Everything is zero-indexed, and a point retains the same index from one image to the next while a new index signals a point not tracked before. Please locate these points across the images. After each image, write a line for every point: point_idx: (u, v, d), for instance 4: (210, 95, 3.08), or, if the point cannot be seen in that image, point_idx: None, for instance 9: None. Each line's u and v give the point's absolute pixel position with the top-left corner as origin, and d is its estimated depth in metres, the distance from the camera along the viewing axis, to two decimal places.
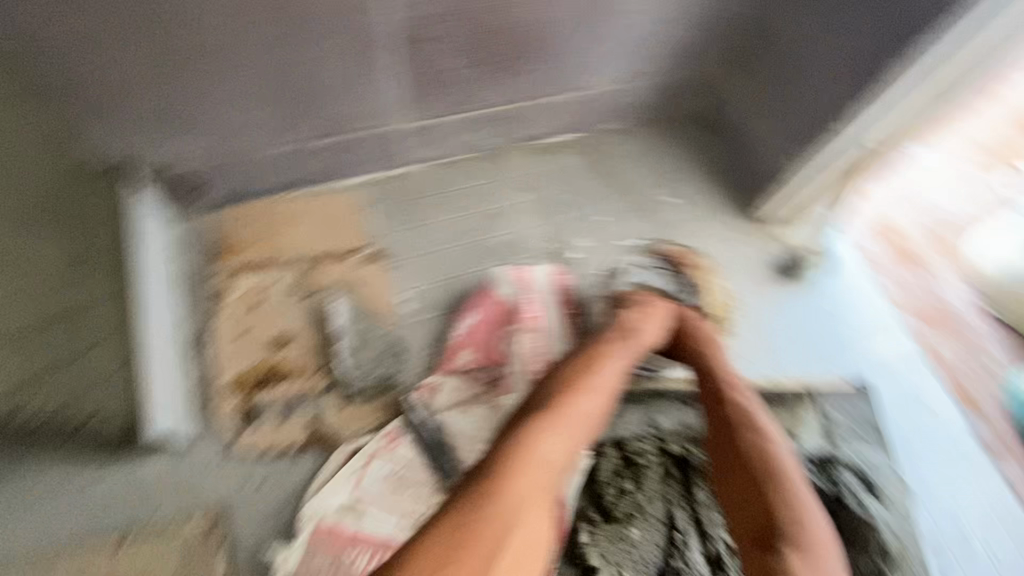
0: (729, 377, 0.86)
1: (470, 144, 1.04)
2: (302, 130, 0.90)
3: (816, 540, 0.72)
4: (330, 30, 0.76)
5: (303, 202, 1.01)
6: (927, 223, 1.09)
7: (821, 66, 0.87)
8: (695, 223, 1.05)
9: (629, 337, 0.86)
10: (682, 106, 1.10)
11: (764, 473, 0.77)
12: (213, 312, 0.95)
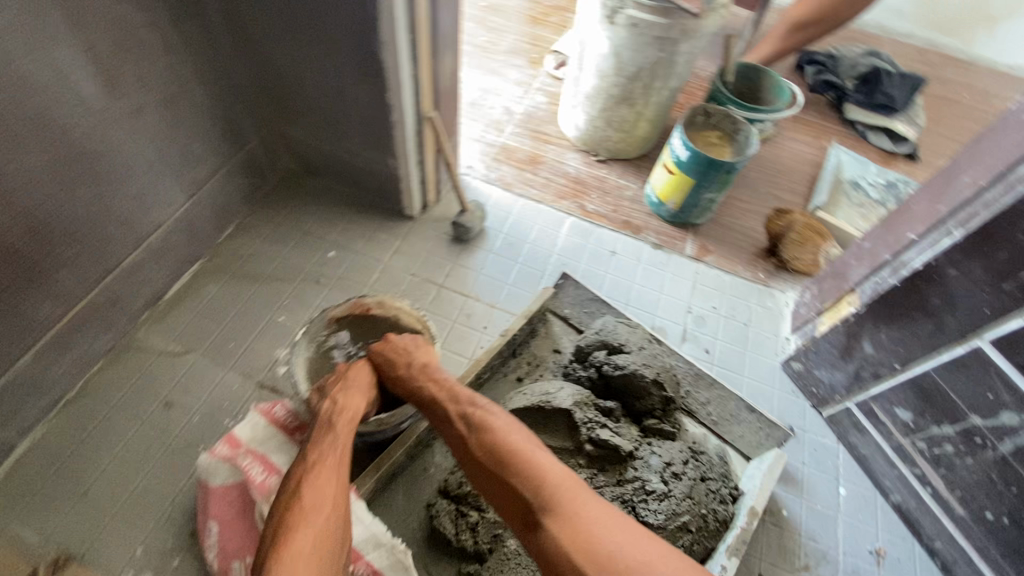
0: (444, 391, 0.86)
1: (105, 329, 1.11)
2: (39, 320, 0.97)
3: (562, 492, 0.72)
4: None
5: (79, 416, 1.06)
6: (572, 205, 1.55)
7: (337, 89, 1.17)
8: (424, 264, 1.37)
9: (354, 390, 0.85)
10: (249, 201, 1.38)
11: (502, 457, 0.76)
12: (36, 543, 0.93)
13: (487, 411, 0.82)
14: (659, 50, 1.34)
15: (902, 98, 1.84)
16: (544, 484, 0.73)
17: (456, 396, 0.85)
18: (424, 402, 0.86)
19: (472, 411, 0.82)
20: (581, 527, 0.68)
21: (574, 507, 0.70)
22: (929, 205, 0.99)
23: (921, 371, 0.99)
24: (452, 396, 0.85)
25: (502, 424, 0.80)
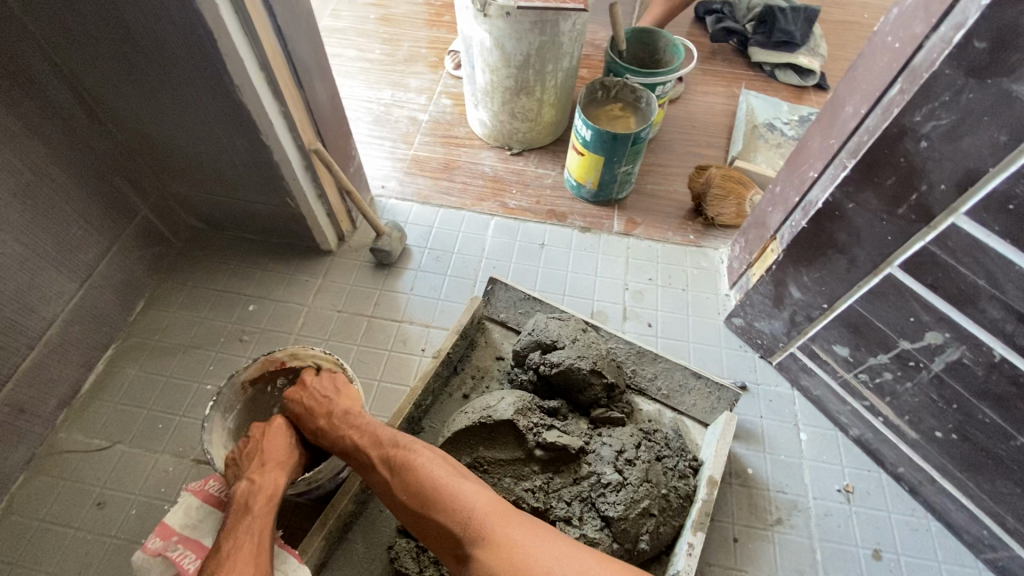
0: (367, 437, 0.84)
1: (18, 439, 1.05)
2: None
3: (490, 522, 0.72)
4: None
5: (7, 534, 1.00)
6: (494, 205, 1.52)
7: (209, 140, 1.11)
8: (345, 300, 1.32)
9: (272, 465, 0.82)
10: (153, 269, 1.31)
11: (428, 498, 0.75)
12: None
13: (412, 451, 0.81)
14: (541, 34, 1.31)
15: (801, 31, 1.81)
16: (473, 519, 0.72)
17: (379, 439, 0.82)
18: (347, 450, 0.84)
19: (396, 452, 0.80)
20: (511, 554, 0.68)
21: (504, 535, 0.70)
22: (821, 142, 0.98)
23: (847, 305, 0.99)
24: (374, 440, 0.83)
25: (427, 461, 0.79)
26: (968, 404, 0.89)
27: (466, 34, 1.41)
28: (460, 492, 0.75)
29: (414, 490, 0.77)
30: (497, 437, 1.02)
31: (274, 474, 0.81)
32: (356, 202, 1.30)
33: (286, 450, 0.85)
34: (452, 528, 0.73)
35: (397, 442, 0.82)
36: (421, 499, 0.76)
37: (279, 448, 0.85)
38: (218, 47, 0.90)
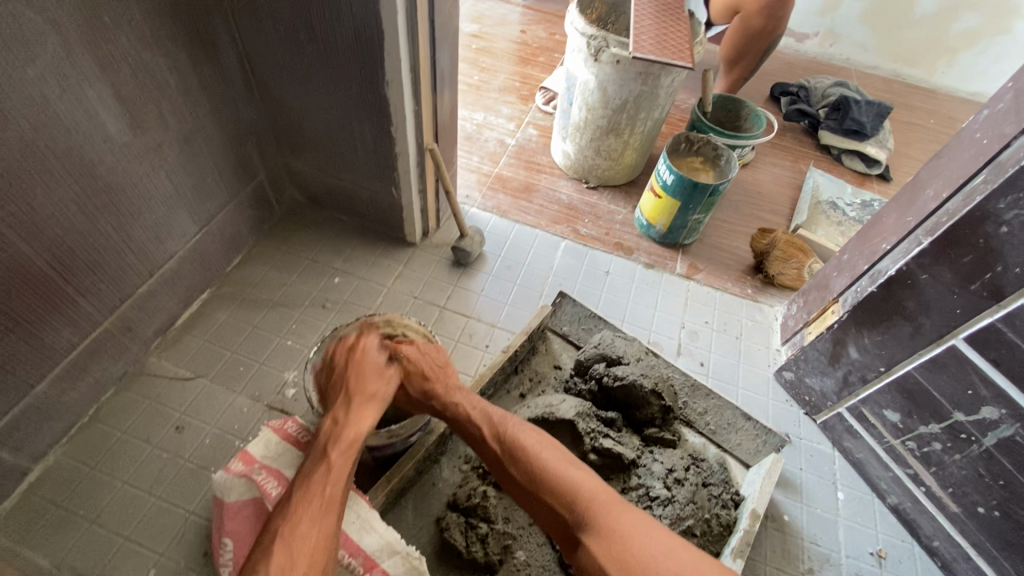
0: (478, 412, 0.93)
1: (118, 356, 1.14)
2: (57, 347, 1.00)
3: (596, 507, 0.77)
4: (21, 261, 0.88)
5: (92, 439, 1.08)
6: (566, 229, 1.62)
7: (341, 123, 1.25)
8: (422, 289, 1.41)
9: (359, 400, 0.87)
10: (255, 230, 1.43)
11: (538, 479, 0.82)
12: (49, 567, 0.94)
13: (519, 431, 0.89)
14: (642, 84, 1.44)
15: (872, 124, 1.94)
16: (581, 501, 0.78)
17: (490, 417, 0.92)
18: (461, 421, 0.93)
19: (506, 434, 0.89)
20: (615, 540, 0.72)
21: (609, 521, 0.75)
22: (898, 218, 1.07)
23: (904, 372, 1.04)
24: (484, 414, 0.93)
25: (535, 443, 0.87)
26: (1016, 482, 0.92)
27: (571, 73, 1.55)
28: (569, 476, 0.81)
29: (524, 471, 0.84)
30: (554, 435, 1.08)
31: (360, 406, 0.85)
32: (450, 202, 1.41)
33: (380, 375, 0.91)
34: (562, 510, 0.79)
35: (504, 425, 0.90)
36: (533, 480, 0.83)
37: (369, 373, 0.90)
38: (383, 45, 1.03)
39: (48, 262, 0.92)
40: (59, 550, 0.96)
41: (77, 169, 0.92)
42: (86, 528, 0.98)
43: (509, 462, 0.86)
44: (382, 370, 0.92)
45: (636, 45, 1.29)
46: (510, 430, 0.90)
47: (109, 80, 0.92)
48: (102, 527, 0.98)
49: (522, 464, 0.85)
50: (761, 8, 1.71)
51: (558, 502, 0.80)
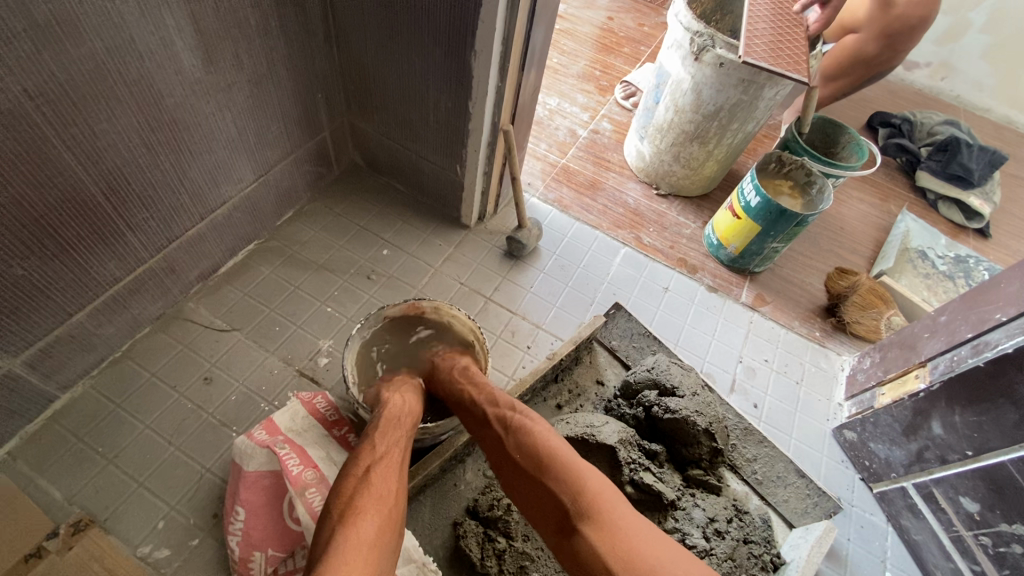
0: (481, 393, 0.87)
1: (158, 297, 1.11)
2: (101, 279, 0.97)
3: (602, 504, 0.72)
4: (75, 185, 0.84)
5: (122, 374, 1.05)
6: (628, 235, 1.52)
7: (417, 88, 1.17)
8: (467, 276, 1.34)
9: (411, 391, 0.89)
10: (309, 186, 1.37)
11: (543, 461, 0.76)
12: (62, 500, 0.92)
13: (524, 410, 0.83)
14: (742, 93, 1.31)
15: (980, 172, 1.76)
16: (587, 496, 0.72)
17: (492, 397, 0.86)
18: (459, 398, 0.88)
19: (509, 411, 0.83)
20: (621, 544, 0.68)
21: (619, 523, 0.70)
22: (1021, 287, 0.94)
23: (997, 462, 0.92)
24: (486, 392, 0.87)
25: (541, 427, 0.81)
26: None
27: (664, 68, 1.44)
28: (579, 470, 0.75)
29: (528, 451, 0.78)
30: (590, 458, 1.00)
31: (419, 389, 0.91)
32: (514, 188, 1.32)
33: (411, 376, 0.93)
34: (562, 499, 0.73)
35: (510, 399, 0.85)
36: (536, 463, 0.76)
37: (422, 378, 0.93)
38: (477, 10, 0.95)
39: (101, 190, 0.88)
40: (74, 486, 0.93)
41: (140, 98, 0.86)
42: (103, 467, 0.96)
43: (507, 436, 0.80)
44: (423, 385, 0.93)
45: (747, 49, 1.18)
46: (514, 409, 0.83)
47: (189, 8, 0.86)
48: (119, 470, 0.96)
49: (525, 444, 0.78)
50: (883, 35, 1.49)
51: (566, 487, 0.73)
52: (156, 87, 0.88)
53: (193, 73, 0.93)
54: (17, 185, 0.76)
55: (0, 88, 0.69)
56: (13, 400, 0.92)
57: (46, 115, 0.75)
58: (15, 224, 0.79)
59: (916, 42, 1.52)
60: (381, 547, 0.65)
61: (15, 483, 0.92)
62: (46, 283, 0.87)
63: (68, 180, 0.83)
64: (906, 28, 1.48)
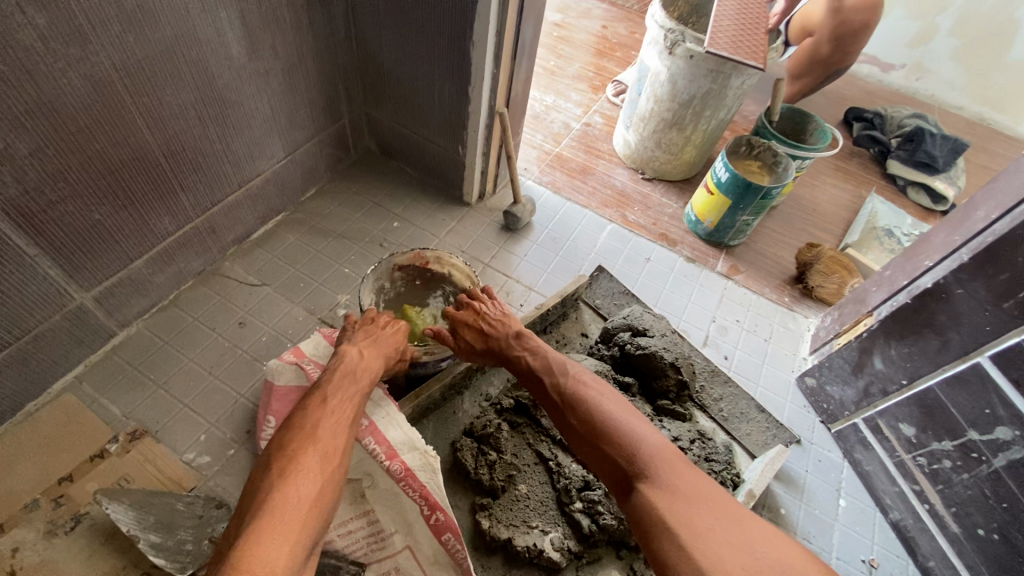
0: (543, 364, 0.97)
1: (200, 254, 1.29)
2: (157, 232, 1.15)
3: (658, 466, 0.76)
4: (143, 147, 1.03)
5: (169, 317, 1.23)
6: (615, 213, 1.68)
7: (425, 78, 1.36)
8: (468, 245, 1.50)
9: (373, 352, 0.90)
10: (329, 167, 1.56)
11: (598, 430, 0.84)
12: (120, 415, 1.08)
13: (581, 383, 0.92)
14: (712, 82, 1.48)
15: (945, 159, 1.90)
16: (640, 455, 0.78)
17: (551, 368, 0.95)
18: (523, 369, 0.98)
19: (569, 383, 0.92)
20: (675, 498, 0.70)
21: (672, 479, 0.73)
22: (946, 236, 1.08)
23: (926, 387, 1.06)
24: (547, 367, 0.96)
25: (597, 398, 0.89)
26: (1019, 505, 0.94)
27: (645, 64, 1.61)
28: (630, 434, 0.81)
29: (584, 421, 0.86)
30: None
31: (383, 348, 0.92)
32: (509, 167, 1.49)
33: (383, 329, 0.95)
34: (619, 461, 0.79)
35: (572, 373, 0.94)
36: (595, 432, 0.84)
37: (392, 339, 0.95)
38: (474, 7, 1.14)
39: (160, 154, 1.07)
40: (130, 404, 1.10)
41: (195, 77, 1.05)
42: (154, 389, 1.12)
43: (568, 408, 0.89)
44: (389, 344, 0.94)
45: (711, 40, 1.35)
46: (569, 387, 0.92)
47: (238, 5, 1.06)
48: (168, 392, 1.12)
49: (583, 417, 0.86)
50: (834, 36, 1.65)
51: (623, 449, 0.79)
52: (209, 69, 1.07)
53: (238, 60, 1.12)
54: (100, 143, 0.95)
55: (96, 62, 0.88)
56: (83, 331, 1.10)
57: (127, 86, 0.94)
58: (93, 176, 0.97)
59: (864, 42, 1.67)
60: (320, 504, 0.64)
61: (81, 400, 1.09)
62: (113, 230, 1.05)
63: (136, 142, 1.01)
64: (852, 29, 1.63)
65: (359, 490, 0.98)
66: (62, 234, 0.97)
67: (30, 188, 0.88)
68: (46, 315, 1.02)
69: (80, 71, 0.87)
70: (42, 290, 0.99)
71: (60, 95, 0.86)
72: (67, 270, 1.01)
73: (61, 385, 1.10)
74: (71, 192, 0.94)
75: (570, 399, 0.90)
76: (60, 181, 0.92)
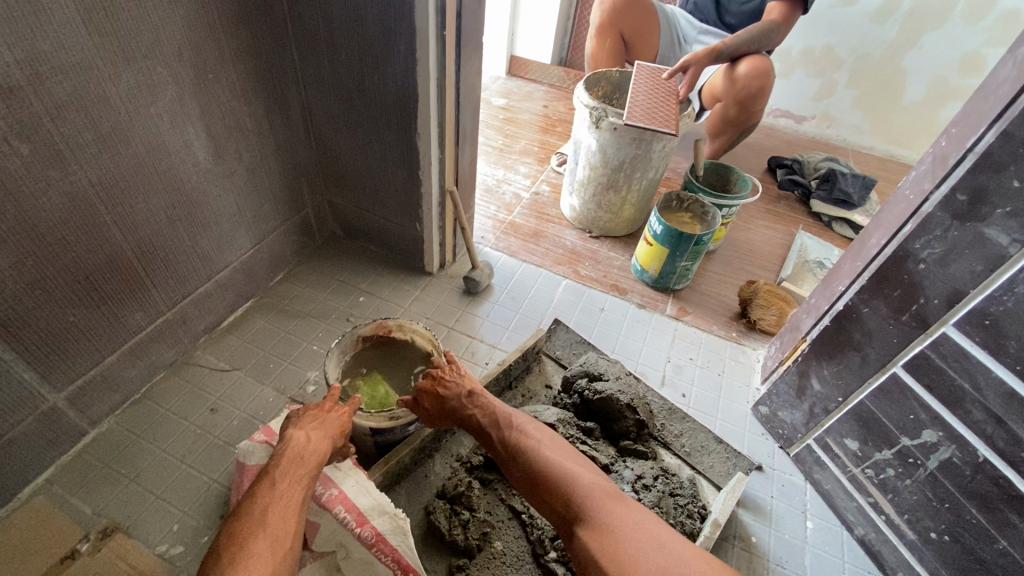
0: (490, 419, 1.03)
1: (172, 346, 1.34)
2: (129, 328, 1.21)
3: (591, 505, 0.82)
4: (116, 251, 1.11)
5: (140, 410, 1.26)
6: (568, 270, 1.80)
7: (378, 166, 1.50)
8: (432, 312, 1.59)
9: (321, 432, 0.91)
10: (296, 252, 1.66)
11: (540, 478, 0.89)
12: (90, 514, 1.08)
13: (523, 434, 0.98)
14: (636, 148, 1.66)
15: (858, 195, 2.11)
16: (577, 498, 0.83)
17: (497, 421, 1.02)
18: (472, 425, 1.04)
19: (513, 435, 0.99)
20: (607, 534, 0.76)
21: (603, 516, 0.79)
22: (851, 263, 1.18)
23: (859, 400, 1.15)
24: (496, 421, 1.03)
25: (538, 445, 0.95)
26: (959, 504, 0.99)
27: (578, 137, 1.80)
28: (568, 479, 0.87)
29: (527, 472, 0.92)
30: None
31: (333, 430, 0.94)
32: (464, 238, 1.62)
33: (334, 412, 0.97)
34: (559, 506, 0.85)
35: (517, 427, 1.00)
36: (538, 480, 0.90)
37: (341, 422, 0.97)
38: (416, 104, 1.29)
39: (132, 257, 1.15)
40: (100, 502, 1.10)
41: (164, 185, 1.16)
42: (125, 483, 1.13)
43: (513, 461, 0.95)
44: (338, 426, 0.96)
45: (629, 114, 1.54)
46: (513, 441, 0.98)
47: (204, 119, 1.19)
48: (140, 485, 1.13)
49: (527, 468, 0.92)
50: (737, 100, 1.90)
51: (562, 493, 0.85)
52: (178, 176, 1.18)
53: (205, 166, 1.24)
54: (76, 253, 1.03)
55: (75, 180, 0.98)
56: (55, 431, 1.12)
57: (102, 198, 1.04)
58: (66, 284, 1.03)
59: (764, 102, 1.91)
60: None
61: (50, 501, 1.09)
62: (85, 331, 1.11)
63: (109, 248, 1.09)
64: (751, 93, 1.88)
65: (333, 564, 0.98)
66: (35, 337, 1.01)
67: (8, 297, 0.95)
68: (19, 417, 1.05)
69: (59, 189, 0.96)
70: (16, 391, 1.02)
71: (40, 212, 0.95)
72: (41, 371, 1.05)
73: (29, 490, 1.10)
74: (46, 298, 1.01)
75: (514, 449, 0.96)
76: (34, 289, 0.98)
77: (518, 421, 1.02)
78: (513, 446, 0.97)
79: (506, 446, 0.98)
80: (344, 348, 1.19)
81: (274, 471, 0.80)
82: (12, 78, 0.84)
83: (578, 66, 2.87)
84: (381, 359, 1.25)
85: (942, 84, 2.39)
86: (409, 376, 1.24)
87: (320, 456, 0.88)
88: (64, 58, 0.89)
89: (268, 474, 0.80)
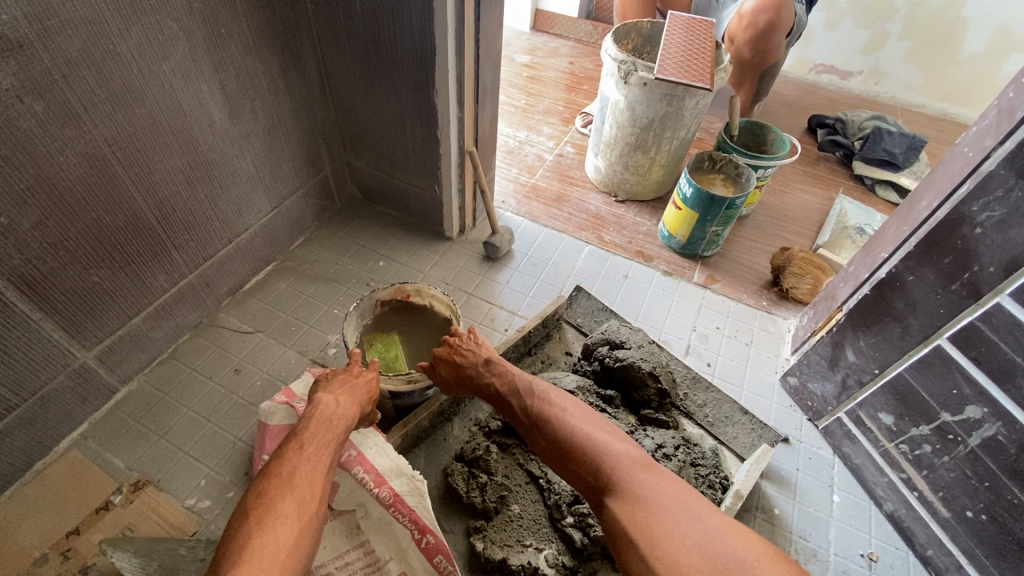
0: (511, 387, 1.02)
1: (195, 309, 1.35)
2: (153, 289, 1.22)
3: (620, 475, 0.79)
4: (137, 213, 1.11)
5: (166, 370, 1.29)
6: (591, 235, 1.74)
7: (396, 127, 1.46)
8: (451, 277, 1.57)
9: (348, 398, 0.91)
10: (315, 215, 1.65)
11: (567, 447, 0.88)
12: (123, 467, 1.12)
13: (547, 403, 0.96)
14: (667, 105, 1.57)
15: (904, 155, 1.98)
16: (605, 469, 0.81)
17: (518, 389, 1.01)
18: (493, 394, 1.03)
19: (537, 403, 0.97)
20: (637, 506, 0.74)
21: (633, 486, 0.77)
22: (897, 229, 1.10)
23: (897, 372, 1.09)
24: (519, 390, 1.01)
25: (563, 414, 0.93)
26: (1000, 483, 0.94)
27: (604, 95, 1.71)
28: (597, 449, 0.84)
29: (552, 441, 0.90)
30: None
31: (362, 395, 0.95)
32: (483, 201, 1.57)
33: (364, 380, 0.98)
34: (588, 476, 0.83)
35: (542, 397, 0.98)
36: (564, 450, 0.88)
37: (369, 389, 0.97)
38: (434, 59, 1.24)
39: (153, 219, 1.15)
40: (132, 457, 1.14)
41: (182, 147, 1.15)
42: (155, 439, 1.17)
43: (538, 431, 0.93)
44: (366, 393, 0.96)
45: (660, 68, 1.44)
46: (537, 410, 0.96)
47: (218, 77, 1.16)
48: (169, 441, 1.17)
49: (552, 438, 0.90)
50: (747, 38, 1.81)
51: (591, 463, 0.83)
52: (194, 138, 1.17)
53: (221, 126, 1.22)
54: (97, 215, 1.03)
55: (91, 140, 0.97)
56: (89, 389, 1.16)
57: (120, 159, 1.04)
58: (89, 246, 1.04)
59: (778, 38, 1.77)
60: (296, 551, 0.66)
61: (85, 455, 1.14)
62: (110, 291, 1.12)
63: (130, 210, 1.09)
64: (759, 29, 1.77)
65: (353, 523, 1.00)
66: (60, 296, 1.03)
67: (33, 257, 0.96)
68: (47, 371, 1.07)
69: (76, 149, 0.95)
70: (44, 347, 1.04)
71: (58, 171, 0.94)
72: (69, 329, 1.08)
73: (66, 443, 1.15)
74: (71, 258, 1.02)
75: (539, 418, 0.95)
76: (58, 250, 0.99)
77: (542, 390, 1.00)
78: (536, 415, 0.95)
79: (530, 414, 0.96)
80: (359, 312, 1.18)
81: (301, 434, 0.81)
82: (20, 33, 0.82)
83: (606, 20, 2.72)
84: (399, 322, 1.25)
85: (1009, 34, 2.18)
86: (426, 339, 1.23)
87: (348, 421, 0.89)
88: (71, 12, 0.87)
89: (296, 436, 0.80)
